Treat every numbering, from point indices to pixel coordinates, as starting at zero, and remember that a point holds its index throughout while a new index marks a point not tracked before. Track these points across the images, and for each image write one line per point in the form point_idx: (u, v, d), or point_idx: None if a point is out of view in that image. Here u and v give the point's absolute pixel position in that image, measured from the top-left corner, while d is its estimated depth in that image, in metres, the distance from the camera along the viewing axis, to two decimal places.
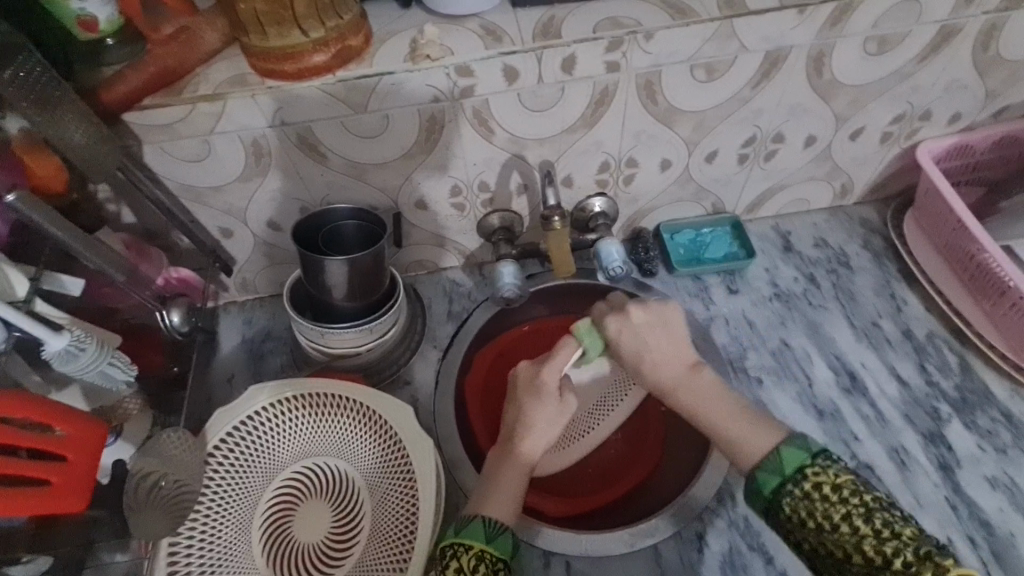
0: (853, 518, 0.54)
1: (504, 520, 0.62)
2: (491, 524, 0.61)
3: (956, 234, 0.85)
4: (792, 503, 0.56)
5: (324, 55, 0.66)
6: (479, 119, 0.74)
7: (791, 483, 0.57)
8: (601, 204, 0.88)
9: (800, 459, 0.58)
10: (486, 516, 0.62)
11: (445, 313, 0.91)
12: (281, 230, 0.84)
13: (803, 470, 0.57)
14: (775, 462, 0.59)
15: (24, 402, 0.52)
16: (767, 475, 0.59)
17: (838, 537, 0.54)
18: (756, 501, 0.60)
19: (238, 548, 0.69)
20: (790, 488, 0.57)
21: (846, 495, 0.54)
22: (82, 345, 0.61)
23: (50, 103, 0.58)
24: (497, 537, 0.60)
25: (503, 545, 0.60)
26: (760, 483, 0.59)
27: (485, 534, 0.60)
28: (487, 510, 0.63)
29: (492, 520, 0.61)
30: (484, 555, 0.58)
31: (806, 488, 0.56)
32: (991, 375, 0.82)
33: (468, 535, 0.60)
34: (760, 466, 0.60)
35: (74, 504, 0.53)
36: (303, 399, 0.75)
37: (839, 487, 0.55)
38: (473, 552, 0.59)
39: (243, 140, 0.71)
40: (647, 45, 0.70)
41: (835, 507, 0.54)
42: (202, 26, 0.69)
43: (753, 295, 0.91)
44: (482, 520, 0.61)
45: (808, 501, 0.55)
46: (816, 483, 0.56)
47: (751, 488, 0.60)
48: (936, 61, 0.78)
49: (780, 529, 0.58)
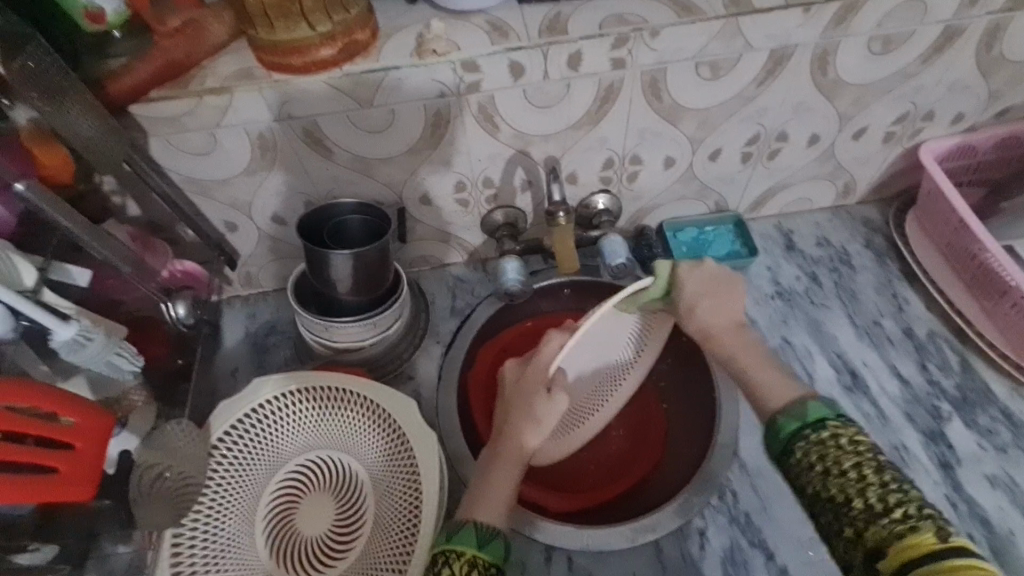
0: (863, 466, 0.51)
1: (495, 524, 0.61)
2: (483, 529, 0.60)
3: (957, 234, 0.86)
4: (807, 446, 0.54)
5: (332, 49, 0.67)
6: (485, 115, 0.74)
7: (808, 429, 0.56)
8: (605, 201, 0.88)
9: (824, 413, 0.56)
10: (478, 522, 0.61)
11: (448, 309, 0.91)
12: (286, 224, 0.84)
13: (824, 422, 0.56)
14: (800, 409, 0.58)
15: (32, 390, 0.52)
16: (788, 420, 0.57)
17: (845, 480, 0.51)
18: (772, 448, 0.58)
19: (241, 541, 0.69)
20: (808, 434, 0.55)
21: (863, 449, 0.52)
22: (88, 335, 0.61)
23: (60, 93, 0.58)
24: (489, 542, 0.59)
25: (495, 551, 0.59)
26: (779, 427, 0.58)
27: (477, 539, 0.59)
28: (477, 514, 0.62)
29: (484, 526, 0.60)
30: (475, 561, 0.57)
31: (822, 435, 0.54)
32: (991, 374, 0.83)
33: (458, 541, 0.59)
34: (782, 411, 0.59)
35: (81, 492, 0.53)
36: (307, 392, 0.75)
37: (857, 442, 0.53)
38: (464, 559, 0.57)
39: (249, 133, 0.72)
40: (653, 42, 0.70)
41: (849, 456, 0.52)
42: (209, 19, 0.69)
43: (755, 293, 0.92)
44: (474, 524, 0.60)
45: (821, 447, 0.54)
46: (834, 433, 0.54)
47: (768, 433, 0.59)
48: (940, 61, 0.78)
49: (787, 470, 0.55)
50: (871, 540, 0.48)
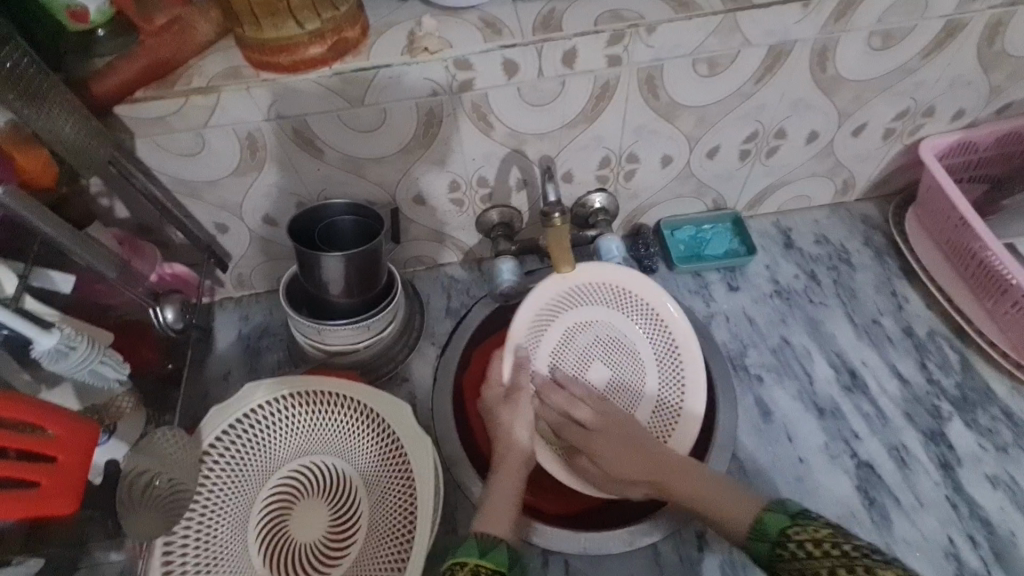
0: (839, 569, 0.53)
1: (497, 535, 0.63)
2: (484, 540, 0.61)
3: (958, 231, 0.84)
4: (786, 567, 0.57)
5: (321, 47, 0.65)
6: (478, 114, 0.73)
7: (779, 547, 0.58)
8: (602, 199, 0.87)
9: (781, 521, 0.59)
10: (480, 535, 0.62)
11: (443, 309, 0.90)
12: (277, 225, 0.82)
13: (786, 531, 0.58)
14: (760, 527, 0.60)
15: (17, 402, 0.51)
16: (759, 543, 0.59)
17: None
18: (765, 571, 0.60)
19: (234, 547, 0.68)
20: (781, 552, 0.57)
21: (829, 547, 0.54)
22: (71, 343, 0.60)
23: (39, 97, 0.56)
24: (491, 551, 0.60)
25: (497, 558, 0.60)
26: (754, 552, 0.60)
27: (479, 549, 0.60)
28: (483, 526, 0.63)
29: (486, 537, 0.62)
30: (478, 570, 0.58)
31: (794, 548, 0.56)
32: (991, 373, 0.82)
33: (462, 553, 0.59)
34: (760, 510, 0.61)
35: (62, 507, 0.52)
36: (300, 397, 0.74)
37: (822, 541, 0.55)
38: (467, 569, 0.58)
39: (238, 133, 0.70)
40: (649, 39, 0.69)
41: (822, 560, 0.54)
42: (194, 15, 0.68)
43: (753, 292, 0.91)
44: (477, 538, 0.62)
45: (798, 562, 0.56)
46: (800, 540, 0.56)
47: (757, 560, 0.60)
48: (942, 56, 0.77)
49: None
50: None
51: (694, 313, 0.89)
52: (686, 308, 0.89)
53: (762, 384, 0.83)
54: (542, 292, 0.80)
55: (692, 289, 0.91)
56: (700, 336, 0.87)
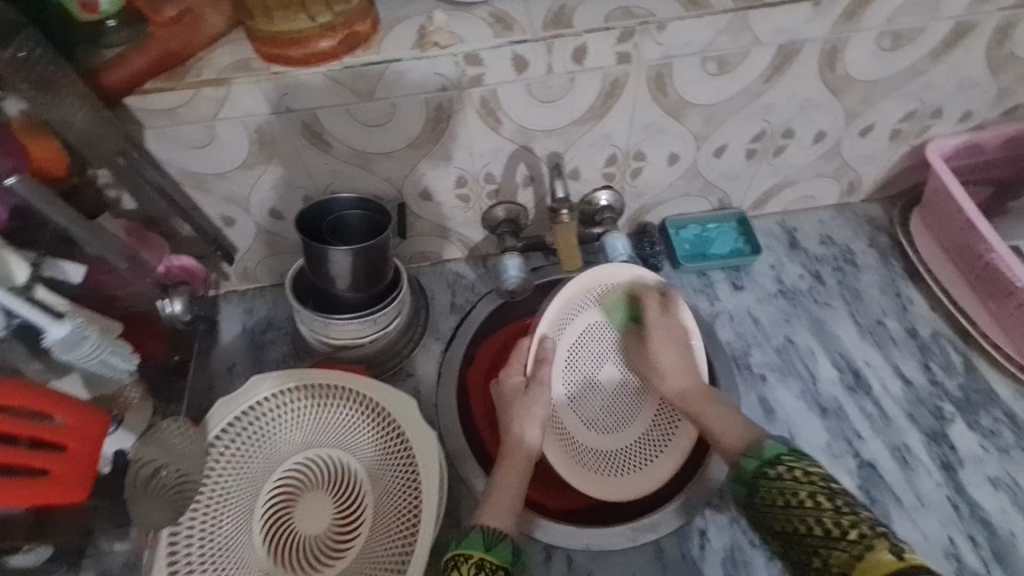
0: (816, 494, 0.56)
1: (502, 528, 0.65)
2: (490, 533, 0.63)
3: (963, 234, 0.85)
4: (768, 484, 0.60)
5: (331, 40, 0.65)
6: (487, 109, 0.73)
7: (767, 467, 0.61)
8: (607, 196, 0.86)
9: (779, 450, 0.62)
10: (485, 526, 0.64)
11: (448, 305, 0.90)
12: (283, 218, 0.83)
13: (779, 457, 0.61)
14: (757, 449, 0.64)
15: (23, 390, 0.51)
16: (749, 460, 0.63)
17: (801, 509, 0.56)
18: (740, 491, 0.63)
19: (238, 539, 0.68)
20: (768, 471, 0.60)
21: (814, 479, 0.57)
22: (82, 334, 0.60)
23: (49, 85, 0.56)
24: (496, 544, 0.63)
25: (502, 552, 0.62)
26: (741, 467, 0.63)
27: (485, 542, 0.62)
28: (486, 521, 0.65)
29: (492, 531, 0.64)
30: (482, 563, 0.60)
31: (780, 470, 0.60)
32: (995, 375, 0.82)
33: (467, 546, 0.62)
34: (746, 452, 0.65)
35: (72, 495, 0.52)
36: (306, 390, 0.74)
37: (810, 473, 0.58)
38: (472, 562, 0.61)
39: (247, 126, 0.70)
40: (659, 36, 0.69)
41: (802, 487, 0.57)
42: (205, 6, 0.68)
43: (758, 291, 0.91)
44: (482, 529, 0.64)
45: (779, 485, 0.59)
46: (790, 467, 0.59)
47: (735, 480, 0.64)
48: (951, 58, 0.77)
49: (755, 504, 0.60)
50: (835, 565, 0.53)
51: (699, 311, 0.89)
52: (690, 306, 0.90)
53: (766, 384, 0.83)
54: (567, 293, 0.80)
55: (696, 288, 0.91)
56: (705, 335, 0.87)
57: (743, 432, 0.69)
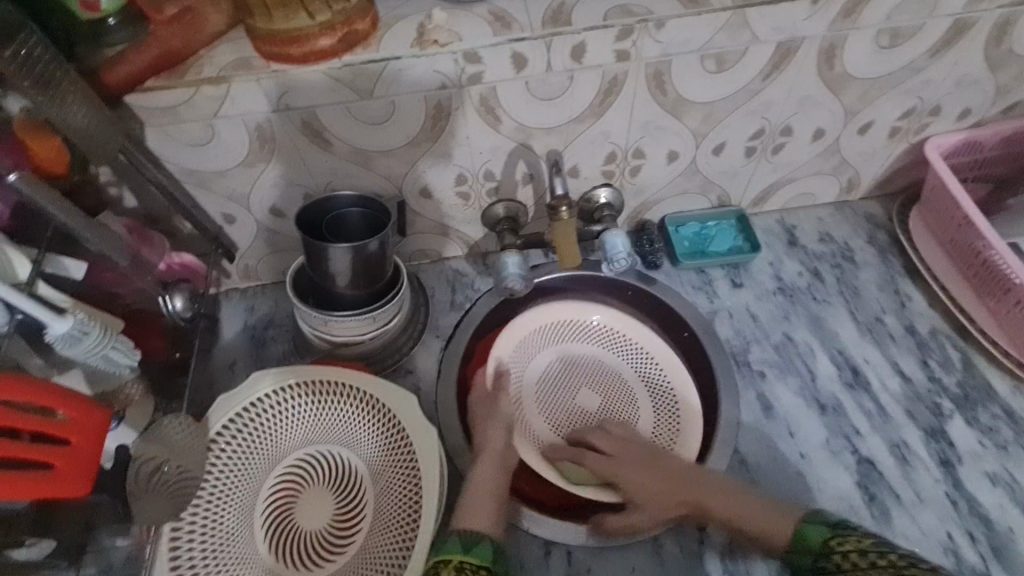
0: None
1: (483, 529, 0.64)
2: (468, 537, 0.62)
3: (961, 231, 0.85)
4: (830, 574, 0.57)
5: (331, 39, 0.66)
6: (487, 107, 0.73)
7: (821, 557, 0.58)
8: (607, 194, 0.87)
9: (822, 531, 0.59)
10: (464, 531, 0.63)
11: (448, 303, 0.91)
12: (284, 216, 0.83)
13: (829, 542, 0.58)
14: (801, 538, 0.60)
15: (29, 385, 0.51)
16: (801, 554, 0.60)
17: None
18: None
19: (239, 534, 0.69)
20: (825, 562, 0.57)
21: (872, 558, 0.54)
22: (85, 329, 0.60)
23: (53, 84, 0.57)
24: (475, 547, 0.61)
25: (481, 554, 0.60)
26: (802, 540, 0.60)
27: (462, 545, 0.61)
28: (467, 523, 0.65)
29: (469, 532, 0.63)
30: (462, 566, 0.58)
31: (835, 560, 0.57)
32: (993, 372, 0.82)
33: (447, 551, 0.60)
34: (791, 546, 0.62)
35: (78, 489, 0.53)
36: (306, 386, 0.74)
37: (865, 552, 0.55)
38: (452, 567, 0.59)
39: (247, 124, 0.70)
40: (658, 34, 0.69)
41: (868, 575, 0.54)
42: (205, 7, 0.68)
43: (757, 288, 0.91)
44: (461, 534, 0.63)
45: (841, 573, 0.56)
46: (844, 551, 0.56)
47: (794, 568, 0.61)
48: (949, 55, 0.77)
49: None
50: None
51: (698, 308, 0.89)
52: (689, 303, 0.90)
53: (764, 380, 0.83)
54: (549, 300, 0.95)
55: (696, 285, 0.92)
56: (704, 332, 0.87)
57: (774, 517, 0.65)
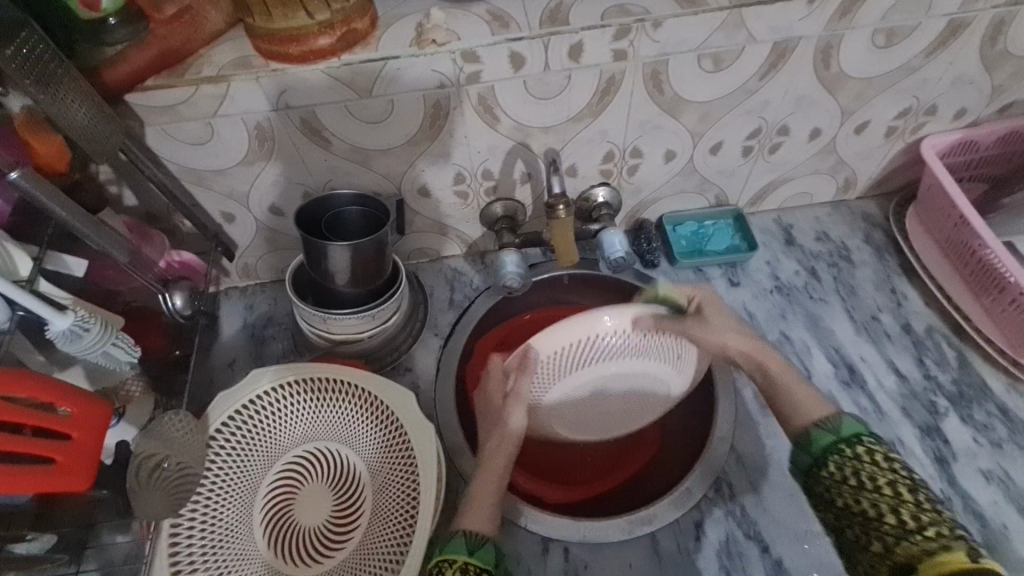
0: (897, 483, 0.58)
1: (484, 532, 0.65)
2: (472, 538, 0.63)
3: (957, 230, 0.85)
4: (838, 462, 0.62)
5: (329, 38, 0.66)
6: (485, 106, 0.73)
7: (844, 444, 0.63)
8: (605, 193, 0.87)
9: (858, 429, 0.63)
10: (468, 531, 0.64)
11: (446, 301, 0.91)
12: (283, 215, 0.83)
13: (859, 438, 0.63)
14: (835, 423, 0.64)
15: (30, 380, 0.52)
16: (821, 434, 0.64)
17: (879, 496, 0.58)
18: (802, 460, 0.66)
19: (239, 530, 0.69)
20: (841, 450, 0.62)
21: (896, 465, 0.60)
22: (86, 325, 0.61)
23: (53, 81, 0.57)
24: (479, 548, 0.62)
25: (485, 557, 0.62)
26: (812, 440, 0.65)
27: (467, 547, 0.62)
28: (467, 524, 0.65)
29: (473, 535, 0.63)
30: (467, 567, 0.60)
31: (858, 451, 0.61)
32: (988, 370, 0.83)
33: (451, 551, 0.62)
34: (813, 426, 0.66)
35: (79, 483, 0.53)
36: (305, 383, 0.75)
37: (891, 458, 0.60)
38: (456, 566, 0.61)
39: (247, 123, 0.71)
40: (655, 33, 0.69)
41: (882, 471, 0.59)
42: (204, 4, 0.68)
43: (754, 287, 0.91)
44: (465, 534, 0.64)
45: (856, 464, 0.61)
46: (869, 450, 0.61)
47: (799, 449, 0.66)
48: (944, 55, 0.77)
49: (817, 483, 0.63)
50: (901, 554, 0.54)
51: None
52: None
53: None
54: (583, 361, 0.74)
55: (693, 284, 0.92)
56: None
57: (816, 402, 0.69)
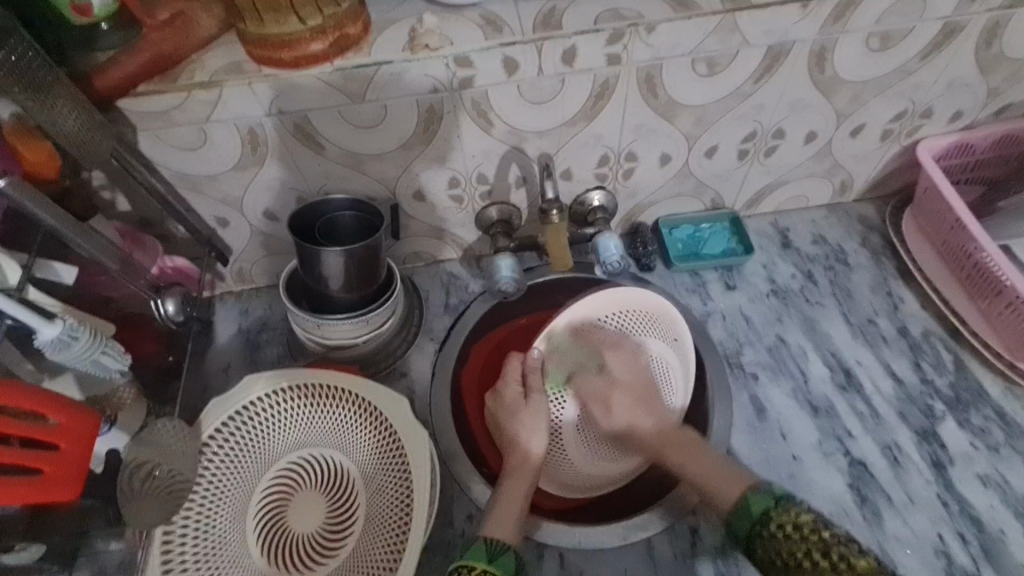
0: (813, 553, 0.57)
1: (505, 539, 0.65)
2: (494, 545, 0.63)
3: (953, 233, 0.85)
4: (762, 544, 0.60)
5: (322, 44, 0.66)
6: (479, 111, 0.73)
7: (760, 524, 0.61)
8: (600, 197, 0.87)
9: (765, 503, 0.62)
10: (489, 538, 0.64)
11: (442, 305, 0.91)
12: (277, 220, 0.83)
13: (768, 512, 0.61)
14: (744, 505, 0.63)
15: (17, 391, 0.51)
16: (739, 520, 0.63)
17: (800, 571, 0.57)
18: (737, 542, 0.64)
19: (231, 538, 0.69)
20: (761, 530, 0.61)
21: (807, 532, 0.58)
22: (74, 334, 0.60)
23: (43, 90, 0.57)
24: (499, 557, 0.62)
25: (505, 564, 0.62)
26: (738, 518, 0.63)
27: (488, 554, 0.62)
28: (492, 532, 0.66)
29: (495, 542, 0.64)
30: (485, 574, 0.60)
31: (772, 529, 0.60)
32: (985, 373, 0.82)
33: (472, 556, 0.62)
34: (733, 509, 0.64)
35: (65, 493, 0.53)
36: (298, 389, 0.74)
37: (800, 526, 0.58)
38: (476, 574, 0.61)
39: (239, 128, 0.71)
40: (648, 39, 0.69)
41: (799, 543, 0.58)
42: (197, 10, 0.69)
43: (750, 290, 0.91)
44: (486, 541, 0.64)
45: (776, 542, 0.59)
46: (780, 523, 0.60)
47: (731, 532, 0.64)
48: (940, 58, 0.77)
49: (755, 562, 0.61)
50: None
51: (691, 311, 0.89)
52: (683, 306, 0.90)
53: (757, 382, 0.83)
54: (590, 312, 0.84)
55: (689, 287, 0.92)
56: (697, 334, 0.87)
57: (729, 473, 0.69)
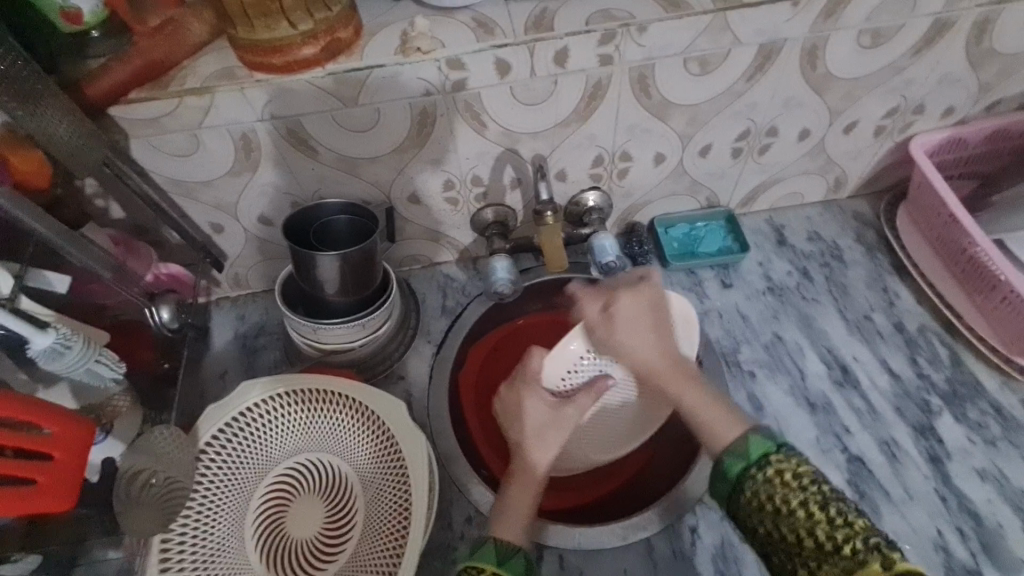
0: (809, 503, 0.52)
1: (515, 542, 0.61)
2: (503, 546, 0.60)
3: (948, 228, 0.85)
4: (749, 489, 0.54)
5: (314, 48, 0.65)
6: (472, 113, 0.73)
7: (754, 468, 0.55)
8: (595, 197, 0.87)
9: (766, 446, 0.56)
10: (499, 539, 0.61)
11: (438, 308, 0.91)
12: (272, 225, 0.83)
13: (767, 457, 0.55)
14: (741, 446, 0.57)
15: (10, 402, 0.51)
16: (732, 459, 0.56)
17: (793, 520, 0.51)
18: (718, 488, 0.58)
19: (230, 544, 0.69)
20: (752, 473, 0.55)
21: (806, 482, 0.53)
22: (66, 343, 0.61)
23: (33, 97, 0.56)
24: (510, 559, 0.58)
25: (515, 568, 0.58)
26: (724, 468, 0.57)
27: (496, 556, 0.58)
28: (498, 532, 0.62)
29: (506, 543, 0.60)
30: None
31: (768, 473, 0.54)
32: (981, 367, 0.83)
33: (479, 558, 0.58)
34: (725, 449, 0.58)
35: (60, 503, 0.53)
36: (296, 395, 0.74)
37: (800, 475, 0.53)
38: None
39: (232, 133, 0.70)
40: (640, 38, 0.69)
41: (794, 493, 0.52)
42: (188, 17, 0.68)
43: (746, 288, 0.91)
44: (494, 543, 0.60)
45: (768, 487, 0.53)
46: (778, 469, 0.54)
47: (715, 474, 0.58)
48: (930, 55, 0.77)
49: (736, 510, 0.55)
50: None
51: None
52: None
53: (754, 380, 0.83)
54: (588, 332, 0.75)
55: (685, 286, 0.92)
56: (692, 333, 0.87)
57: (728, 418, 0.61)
